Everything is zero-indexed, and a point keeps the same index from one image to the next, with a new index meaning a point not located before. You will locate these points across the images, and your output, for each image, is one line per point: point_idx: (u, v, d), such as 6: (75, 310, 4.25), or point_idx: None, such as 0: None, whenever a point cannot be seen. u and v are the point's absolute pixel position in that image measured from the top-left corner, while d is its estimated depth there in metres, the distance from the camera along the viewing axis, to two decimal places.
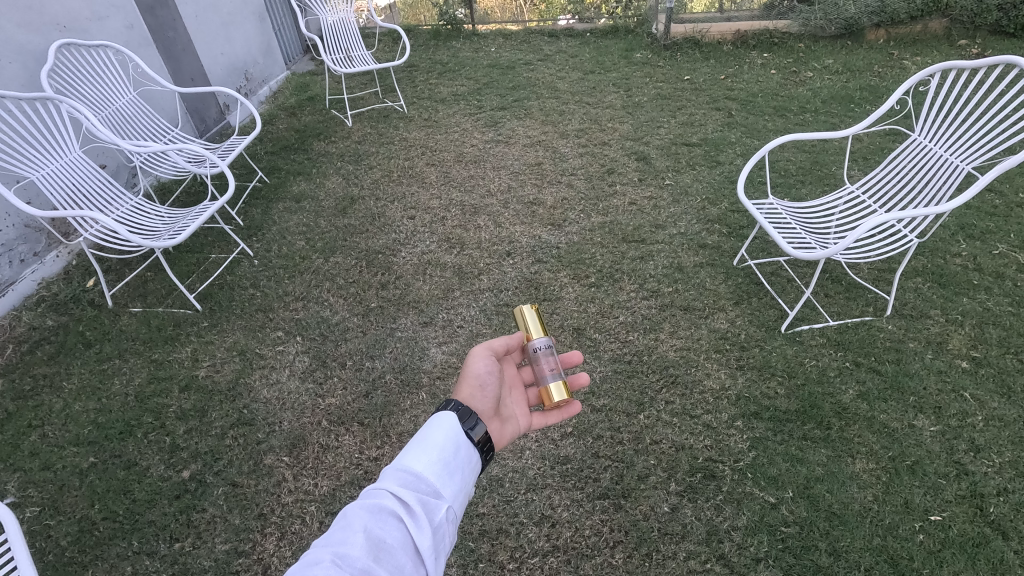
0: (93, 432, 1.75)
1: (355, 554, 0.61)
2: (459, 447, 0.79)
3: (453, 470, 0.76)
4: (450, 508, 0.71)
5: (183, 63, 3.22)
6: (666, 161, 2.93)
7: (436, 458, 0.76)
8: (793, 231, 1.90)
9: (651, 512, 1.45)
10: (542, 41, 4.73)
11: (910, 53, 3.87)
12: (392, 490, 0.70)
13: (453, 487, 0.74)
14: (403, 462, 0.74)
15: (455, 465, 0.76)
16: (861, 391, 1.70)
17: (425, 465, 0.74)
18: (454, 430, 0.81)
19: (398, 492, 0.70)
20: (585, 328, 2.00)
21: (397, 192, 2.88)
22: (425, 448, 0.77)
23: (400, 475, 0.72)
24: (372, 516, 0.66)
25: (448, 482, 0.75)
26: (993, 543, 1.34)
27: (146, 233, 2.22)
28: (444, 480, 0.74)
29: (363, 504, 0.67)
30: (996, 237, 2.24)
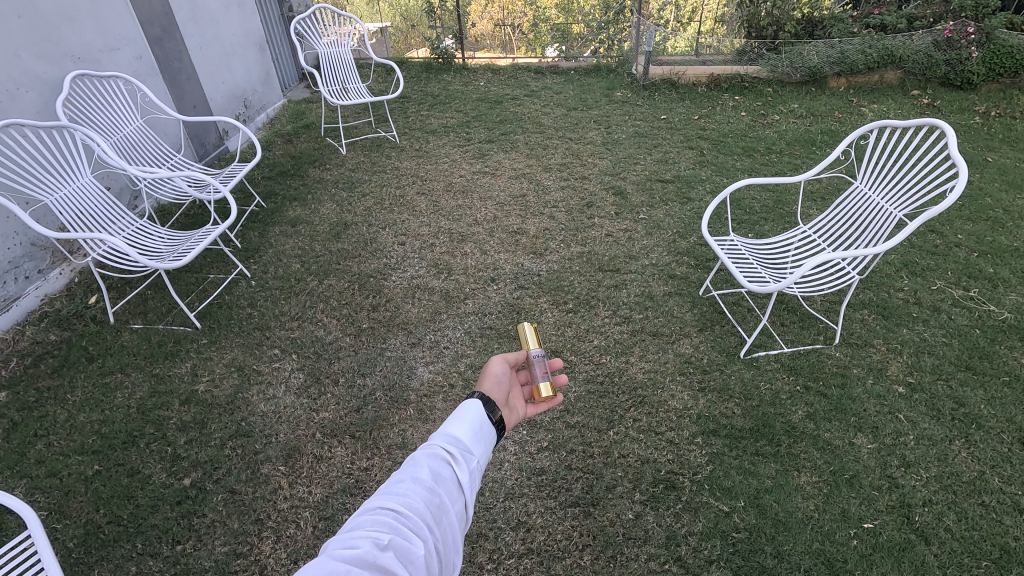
0: (98, 442, 1.85)
1: (423, 475, 0.70)
2: (487, 419, 0.85)
3: (486, 431, 0.83)
4: (483, 460, 0.79)
5: (187, 91, 3.38)
6: (642, 196, 3.15)
7: (473, 421, 0.83)
8: (751, 265, 2.11)
9: (617, 518, 1.61)
10: (529, 77, 4.99)
11: (868, 101, 4.19)
12: (443, 437, 0.78)
13: (487, 441, 0.82)
14: (449, 422, 0.82)
15: (484, 429, 0.83)
16: (809, 412, 1.89)
17: (464, 428, 0.81)
18: (481, 404, 0.87)
19: (448, 441, 0.78)
20: (562, 350, 2.16)
21: (389, 219, 3.05)
22: (464, 412, 0.84)
23: (446, 431, 0.80)
24: (432, 452, 0.75)
25: (481, 441, 0.81)
26: (917, 547, 1.51)
27: (151, 254, 2.35)
28: (477, 439, 0.81)
29: (425, 445, 0.76)
30: (935, 273, 2.47)
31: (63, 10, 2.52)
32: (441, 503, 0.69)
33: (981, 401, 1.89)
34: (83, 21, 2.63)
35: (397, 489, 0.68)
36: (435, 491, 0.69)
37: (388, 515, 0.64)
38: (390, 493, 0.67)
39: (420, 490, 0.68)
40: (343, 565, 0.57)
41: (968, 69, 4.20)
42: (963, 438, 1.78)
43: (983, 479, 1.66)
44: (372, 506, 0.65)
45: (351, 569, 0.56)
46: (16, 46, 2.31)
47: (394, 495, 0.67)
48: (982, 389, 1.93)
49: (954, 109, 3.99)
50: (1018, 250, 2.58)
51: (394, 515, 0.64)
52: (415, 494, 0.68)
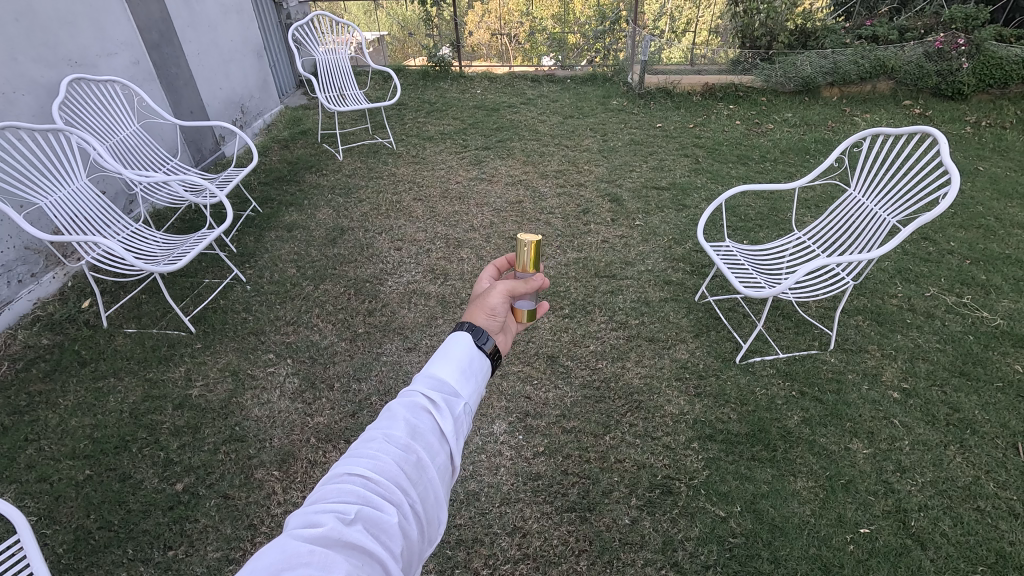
0: (89, 446, 1.83)
1: (397, 434, 0.69)
2: (475, 357, 0.83)
3: (473, 371, 0.82)
4: (469, 403, 0.78)
5: (184, 96, 3.38)
6: (637, 203, 3.17)
7: (457, 364, 0.81)
8: (746, 271, 2.11)
9: (613, 523, 1.60)
10: (525, 85, 5.01)
11: (860, 111, 4.24)
12: (422, 386, 0.77)
13: (472, 382, 0.81)
14: (431, 367, 0.80)
15: (471, 371, 0.81)
16: (805, 417, 1.89)
17: (448, 370, 0.80)
18: (468, 341, 0.85)
19: (428, 389, 0.77)
20: (558, 355, 2.16)
21: (385, 224, 3.05)
22: (448, 354, 0.82)
23: (428, 376, 0.79)
24: (409, 405, 0.74)
25: (467, 383, 0.80)
26: (913, 552, 1.51)
27: (145, 257, 2.33)
28: (463, 382, 0.80)
29: (401, 399, 0.75)
30: (929, 280, 2.49)
31: (60, 14, 2.52)
32: (418, 460, 0.68)
33: (975, 407, 1.90)
34: (81, 26, 2.63)
35: (368, 452, 0.67)
36: (410, 449, 0.68)
37: (357, 482, 0.64)
38: (360, 457, 0.66)
39: (393, 450, 0.67)
40: (306, 542, 0.55)
41: (959, 80, 4.26)
42: (958, 444, 1.78)
43: (979, 484, 1.67)
44: (340, 473, 0.64)
45: (316, 545, 0.55)
46: (13, 49, 2.31)
47: (363, 460, 0.66)
48: (976, 394, 1.94)
49: (946, 119, 4.04)
50: (1010, 257, 2.61)
51: (363, 482, 0.64)
52: (387, 456, 0.67)
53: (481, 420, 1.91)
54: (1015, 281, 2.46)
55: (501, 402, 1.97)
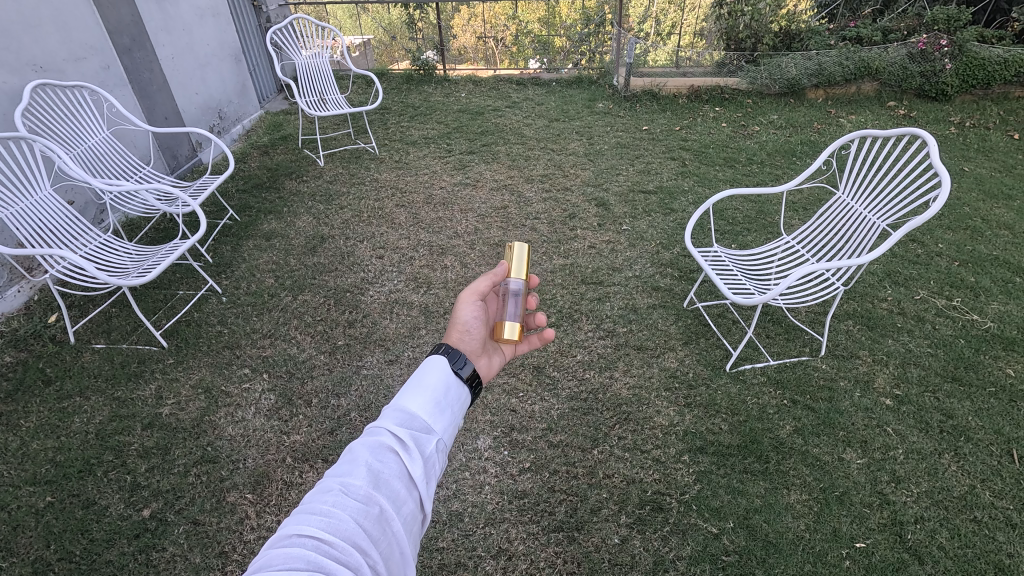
0: (51, 471, 1.74)
1: (357, 484, 0.64)
2: (450, 387, 0.81)
3: (446, 402, 0.79)
4: (441, 440, 0.74)
5: (158, 102, 3.29)
6: (624, 207, 3.12)
7: (431, 395, 0.79)
8: (734, 277, 2.07)
9: (602, 543, 1.54)
10: (511, 89, 4.95)
11: (845, 113, 4.24)
12: (389, 423, 0.73)
13: (443, 417, 0.77)
14: (401, 401, 0.77)
15: (445, 403, 0.79)
16: (797, 427, 1.84)
17: (420, 403, 0.77)
18: (443, 370, 0.83)
19: (396, 426, 0.73)
20: (544, 366, 2.10)
21: (367, 232, 2.97)
22: (421, 384, 0.80)
23: (398, 411, 0.75)
24: (372, 448, 0.69)
25: (441, 417, 0.78)
26: (910, 567, 1.46)
27: (114, 270, 2.24)
28: (436, 415, 0.77)
29: (363, 441, 0.70)
30: (918, 283, 2.46)
31: (24, 17, 2.43)
32: (380, 513, 0.63)
33: (968, 413, 1.86)
34: (46, 30, 2.54)
35: (322, 508, 0.60)
36: (372, 501, 0.63)
37: (308, 544, 0.57)
38: (313, 513, 0.60)
39: (351, 504, 0.61)
40: None
41: (942, 81, 4.28)
42: (952, 451, 1.75)
43: (974, 494, 1.63)
44: (288, 534, 0.57)
45: None
46: None
47: (316, 519, 0.59)
48: (969, 400, 1.91)
49: (930, 119, 4.06)
50: (998, 259, 2.59)
51: (315, 545, 0.57)
52: (344, 510, 0.61)
53: (465, 435, 1.84)
54: (1004, 283, 2.44)
55: (486, 416, 1.91)
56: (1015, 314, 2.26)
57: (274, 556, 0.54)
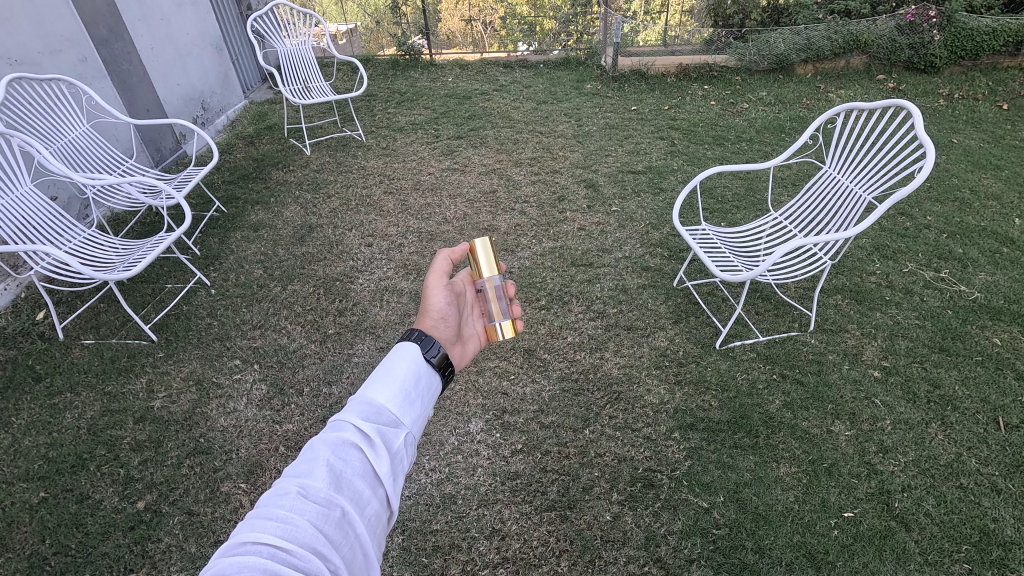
0: (44, 467, 1.74)
1: (317, 485, 0.64)
2: (420, 378, 0.82)
3: (410, 394, 0.80)
4: (409, 434, 0.76)
5: (138, 94, 3.23)
6: (614, 188, 3.11)
7: (399, 387, 0.79)
8: (722, 254, 2.07)
9: (594, 521, 1.55)
10: (498, 72, 4.90)
11: (835, 87, 4.23)
12: (351, 421, 0.73)
13: (406, 410, 0.78)
14: (368, 393, 0.77)
15: (413, 395, 0.80)
16: (786, 401, 1.86)
17: (388, 396, 0.78)
18: (415, 359, 0.84)
19: (362, 420, 0.74)
20: (535, 349, 2.10)
21: (356, 220, 2.96)
22: (390, 374, 0.81)
23: (364, 404, 0.76)
24: (333, 447, 0.69)
25: (409, 410, 0.79)
26: (897, 534, 1.49)
27: (99, 265, 2.22)
28: (404, 409, 0.78)
29: (324, 441, 0.70)
30: (907, 256, 2.47)
31: None
32: (342, 515, 0.63)
33: (955, 382, 1.88)
34: (20, 22, 2.49)
35: (279, 513, 0.60)
36: (332, 503, 0.63)
37: (263, 551, 0.56)
38: (269, 519, 0.59)
39: (312, 508, 0.61)
40: None
41: (931, 53, 4.26)
42: (939, 420, 1.77)
43: (961, 461, 1.65)
44: (243, 542, 0.56)
45: None
46: None
47: (273, 525, 0.58)
48: (956, 370, 1.93)
49: (919, 92, 4.04)
50: (986, 230, 2.60)
51: (272, 551, 0.56)
52: (303, 513, 0.60)
53: (457, 419, 1.85)
54: (991, 253, 2.45)
55: (477, 400, 1.92)
56: (1003, 284, 2.28)
57: (229, 560, 0.53)
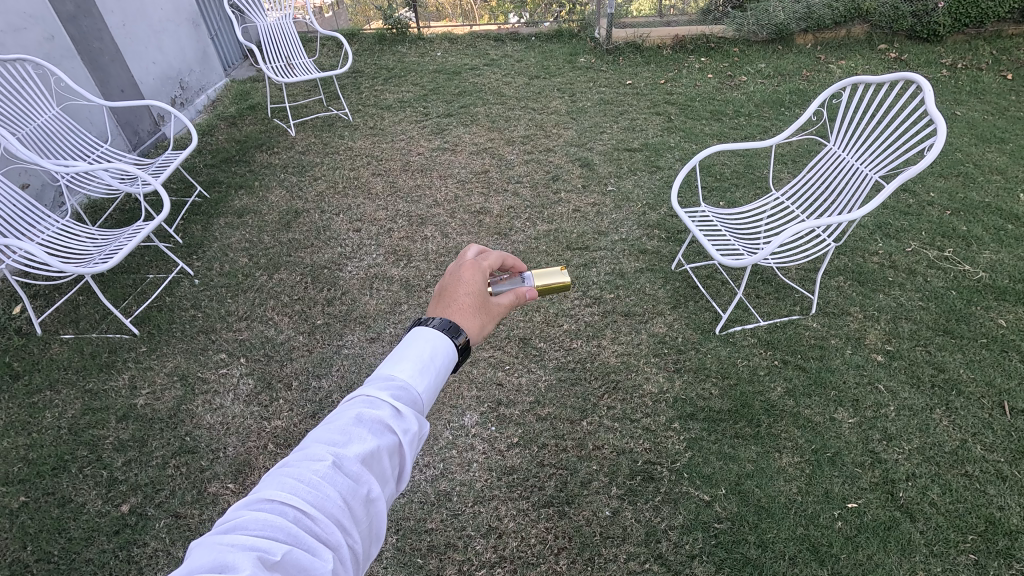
0: (24, 470, 1.68)
1: (349, 456, 0.59)
2: (444, 360, 0.77)
3: (437, 374, 0.74)
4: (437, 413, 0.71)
5: (111, 74, 3.09)
6: (609, 167, 3.02)
7: (429, 366, 0.74)
8: (723, 238, 2.00)
9: (593, 516, 1.52)
10: (488, 45, 4.73)
11: (836, 58, 4.12)
12: (384, 392, 0.68)
13: (435, 390, 0.73)
14: (401, 367, 0.72)
15: (441, 375, 0.75)
16: (788, 388, 1.82)
17: (420, 375, 0.72)
18: (445, 340, 0.79)
19: (396, 396, 0.69)
20: (530, 337, 2.04)
21: (343, 204, 2.86)
22: (423, 351, 0.75)
23: (398, 380, 0.71)
24: (366, 415, 0.64)
25: (437, 389, 0.73)
26: (902, 525, 1.46)
27: (75, 257, 2.12)
28: (433, 388, 0.73)
29: (356, 406, 0.65)
30: (910, 235, 2.41)
31: None
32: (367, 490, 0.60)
33: (960, 365, 1.84)
34: None
35: (309, 477, 0.56)
36: (363, 478, 0.59)
37: (288, 515, 0.53)
38: (298, 481, 0.56)
39: (341, 480, 0.57)
40: None
41: (935, 21, 4.12)
42: (944, 406, 1.73)
43: (966, 448, 1.62)
44: (267, 500, 0.54)
45: None
46: None
47: (301, 489, 0.55)
48: (960, 352, 1.88)
49: (921, 62, 3.93)
50: (990, 206, 2.54)
51: (297, 517, 0.53)
52: (332, 484, 0.57)
53: (451, 413, 1.80)
54: (996, 230, 2.39)
55: (472, 391, 1.86)
56: (1008, 263, 2.22)
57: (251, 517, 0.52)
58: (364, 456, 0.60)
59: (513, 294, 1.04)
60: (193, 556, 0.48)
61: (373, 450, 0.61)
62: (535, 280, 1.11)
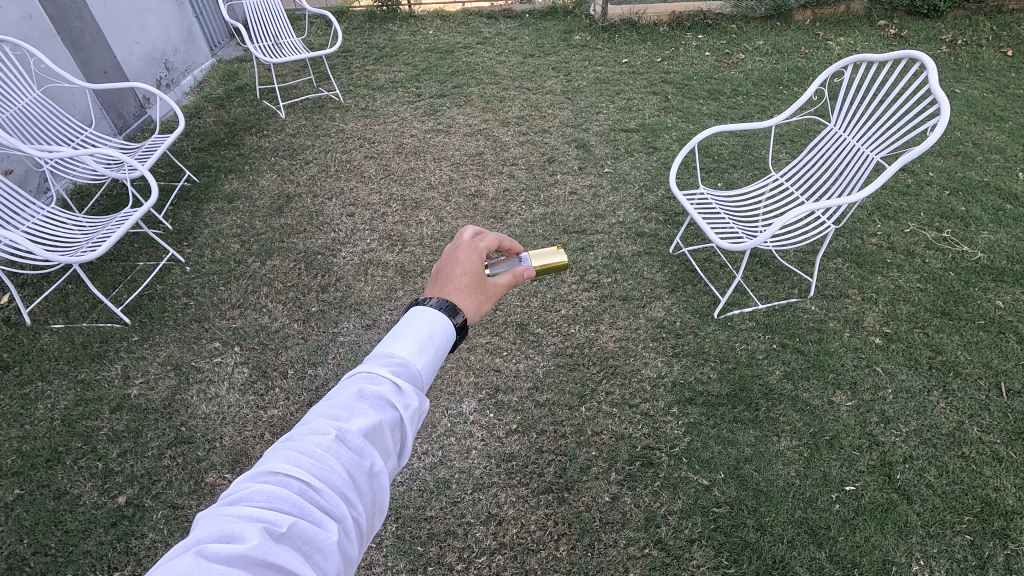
0: (18, 462, 1.66)
1: (353, 429, 0.57)
2: (441, 337, 0.74)
3: (434, 351, 0.72)
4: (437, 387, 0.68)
5: (94, 55, 3.00)
6: (606, 148, 2.98)
7: (426, 343, 0.72)
8: (722, 221, 1.98)
9: (593, 502, 1.52)
10: (481, 23, 4.63)
11: (834, 34, 4.05)
12: (383, 368, 0.66)
13: (434, 367, 0.71)
14: (397, 343, 0.70)
15: (437, 351, 0.72)
16: (786, 371, 1.81)
17: (416, 351, 0.70)
18: (441, 318, 0.77)
19: (394, 371, 0.67)
20: (528, 323, 2.02)
21: (336, 187, 2.81)
22: (419, 327, 0.73)
23: (395, 357, 0.68)
24: (367, 390, 0.62)
25: (434, 365, 0.71)
26: (899, 507, 1.47)
27: (62, 246, 2.08)
28: (431, 363, 0.71)
29: (357, 380, 0.63)
30: (908, 216, 2.39)
31: None
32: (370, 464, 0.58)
33: (957, 347, 1.84)
34: None
35: (311, 449, 0.55)
36: (366, 451, 0.57)
37: (292, 486, 0.52)
38: (301, 452, 0.54)
39: (344, 452, 0.56)
40: (220, 568, 0.43)
41: None
42: (941, 388, 1.73)
43: (962, 429, 1.62)
44: (271, 472, 0.53)
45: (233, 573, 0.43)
46: None
47: (305, 461, 0.54)
48: (958, 334, 1.88)
49: (921, 38, 3.87)
50: (989, 185, 2.52)
51: (302, 488, 0.52)
52: (336, 457, 0.55)
53: (449, 399, 1.79)
54: (994, 211, 2.38)
55: (470, 378, 1.85)
56: (1006, 243, 2.22)
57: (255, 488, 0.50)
58: (367, 429, 0.58)
59: (510, 275, 1.02)
60: (200, 529, 0.48)
61: (375, 424, 0.59)
62: (532, 261, 1.08)
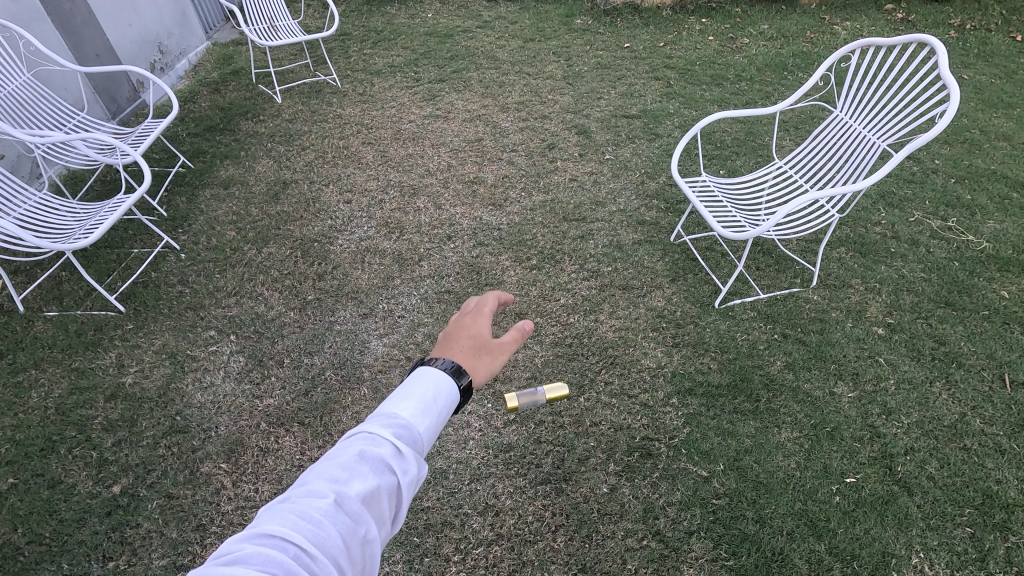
0: (12, 451, 1.64)
1: (350, 495, 0.55)
2: (445, 399, 0.71)
3: (438, 415, 0.69)
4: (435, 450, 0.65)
5: (85, 37, 2.94)
6: (607, 134, 2.93)
7: (428, 405, 0.69)
8: (724, 209, 1.94)
9: (591, 493, 1.51)
10: (481, 6, 4.54)
11: (841, 19, 3.98)
12: (386, 430, 0.63)
13: (437, 429, 0.68)
14: (399, 404, 0.67)
15: (439, 412, 0.69)
16: (787, 362, 1.79)
17: (418, 412, 0.67)
18: (445, 380, 0.74)
19: (395, 433, 0.64)
20: (526, 312, 2.00)
21: (333, 174, 2.77)
22: (423, 388, 0.71)
23: (396, 417, 0.66)
24: (368, 452, 0.60)
25: (435, 425, 0.68)
26: (900, 499, 1.45)
27: (55, 232, 2.05)
28: (431, 424, 0.68)
29: (358, 442, 0.61)
30: (913, 204, 2.36)
31: None
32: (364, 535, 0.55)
33: (961, 338, 1.82)
34: None
35: (306, 515, 0.52)
36: (361, 517, 0.54)
37: (283, 552, 0.50)
38: (294, 519, 0.52)
39: (339, 517, 0.53)
40: None
41: None
42: (944, 379, 1.71)
43: (965, 421, 1.61)
44: (264, 535, 0.51)
45: None
46: None
47: (297, 527, 0.51)
48: (962, 325, 1.86)
49: (929, 23, 3.80)
50: (996, 173, 2.48)
51: (297, 554, 0.50)
52: (332, 523, 0.52)
53: None
54: (1001, 199, 2.35)
55: None
56: (1012, 233, 2.18)
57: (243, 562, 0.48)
58: (366, 493, 0.56)
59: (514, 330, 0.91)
60: None
61: (374, 489, 0.56)
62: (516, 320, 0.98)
